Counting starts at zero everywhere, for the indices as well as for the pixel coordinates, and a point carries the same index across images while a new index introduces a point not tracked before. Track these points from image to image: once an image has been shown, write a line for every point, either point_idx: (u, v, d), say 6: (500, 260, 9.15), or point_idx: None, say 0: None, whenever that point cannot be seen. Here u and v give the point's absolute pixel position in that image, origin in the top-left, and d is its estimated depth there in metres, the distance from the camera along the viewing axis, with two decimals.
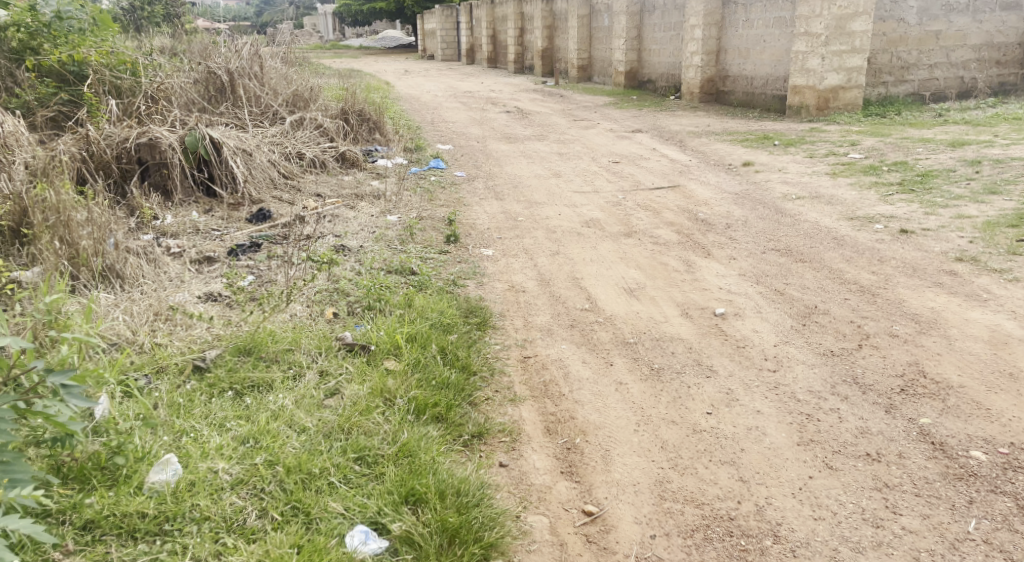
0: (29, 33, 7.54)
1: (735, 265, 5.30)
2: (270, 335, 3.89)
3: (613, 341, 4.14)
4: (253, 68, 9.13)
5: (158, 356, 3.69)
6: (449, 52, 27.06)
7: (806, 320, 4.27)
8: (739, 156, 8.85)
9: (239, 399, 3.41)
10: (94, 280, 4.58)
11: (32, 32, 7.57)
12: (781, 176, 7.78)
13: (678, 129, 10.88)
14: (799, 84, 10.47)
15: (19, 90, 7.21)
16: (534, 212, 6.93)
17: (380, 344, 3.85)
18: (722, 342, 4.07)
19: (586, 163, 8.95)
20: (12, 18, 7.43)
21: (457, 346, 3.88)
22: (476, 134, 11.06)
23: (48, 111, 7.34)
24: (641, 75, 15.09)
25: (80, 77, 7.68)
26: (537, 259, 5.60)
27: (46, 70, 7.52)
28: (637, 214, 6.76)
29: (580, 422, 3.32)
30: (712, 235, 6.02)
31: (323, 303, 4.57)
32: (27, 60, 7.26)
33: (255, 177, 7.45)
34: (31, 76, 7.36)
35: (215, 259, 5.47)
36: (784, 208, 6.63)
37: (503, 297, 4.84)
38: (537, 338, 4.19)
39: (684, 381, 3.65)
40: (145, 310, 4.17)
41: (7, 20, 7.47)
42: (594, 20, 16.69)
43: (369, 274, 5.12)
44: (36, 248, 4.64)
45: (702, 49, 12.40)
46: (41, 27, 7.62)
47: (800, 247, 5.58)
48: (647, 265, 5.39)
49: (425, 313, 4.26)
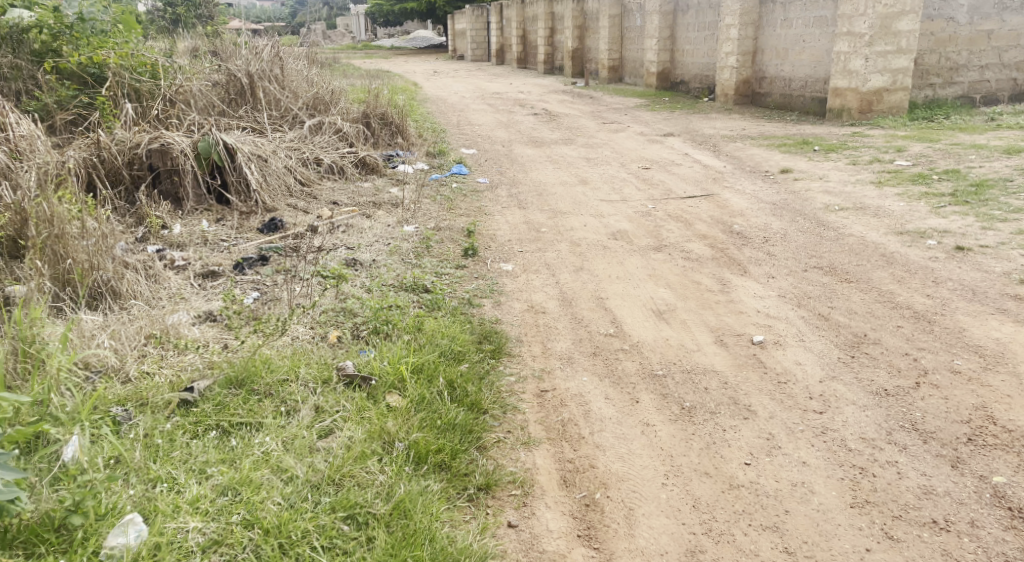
0: (52, 35, 7.40)
1: (774, 284, 4.90)
2: (266, 364, 3.57)
3: (639, 373, 3.76)
4: (273, 70, 8.88)
5: (142, 389, 3.38)
6: (479, 52, 26.77)
7: (855, 351, 3.85)
8: (777, 162, 8.40)
9: (224, 440, 3.09)
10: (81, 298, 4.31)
11: (55, 33, 7.42)
12: (822, 185, 7.34)
13: (712, 132, 10.44)
14: (840, 85, 9.98)
15: (39, 93, 7.02)
16: (559, 222, 6.57)
17: (383, 376, 3.52)
18: (762, 376, 3.67)
19: (614, 169, 8.56)
20: (36, 19, 7.24)
21: (467, 380, 3.53)
22: (502, 138, 10.72)
23: (66, 114, 7.11)
24: (673, 76, 14.65)
25: (100, 80, 7.47)
26: (560, 275, 5.24)
27: (67, 72, 7.38)
28: (668, 225, 6.37)
29: (601, 472, 2.96)
30: (748, 249, 5.62)
31: (327, 326, 4.25)
32: (47, 62, 7.12)
33: (270, 184, 7.15)
34: (50, 78, 7.17)
35: (220, 274, 5.18)
36: (827, 220, 6.20)
37: (521, 319, 4.49)
38: (556, 369, 3.82)
39: (718, 424, 3.26)
40: (136, 333, 3.87)
41: (31, 19, 7.30)
42: (626, 20, 16.27)
43: (379, 292, 4.78)
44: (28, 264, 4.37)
45: (737, 50, 11.93)
46: (63, 29, 7.48)
47: (845, 265, 5.15)
48: (678, 283, 5.00)
49: (434, 339, 3.91)
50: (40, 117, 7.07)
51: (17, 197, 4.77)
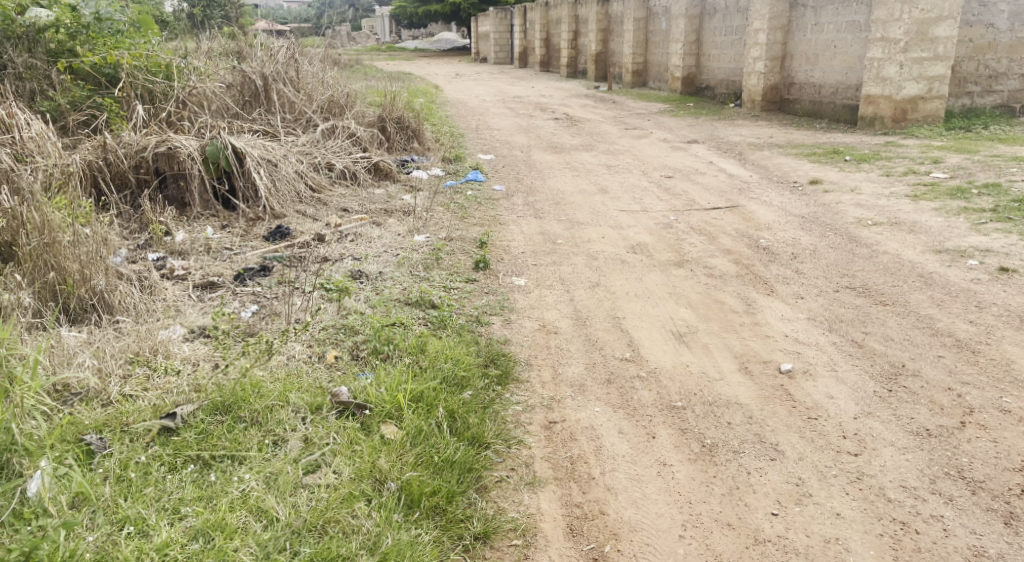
0: (68, 34, 7.18)
1: (804, 306, 4.60)
2: (255, 388, 3.32)
3: (657, 404, 3.48)
4: (288, 72, 8.70)
5: (122, 414, 3.15)
6: (502, 54, 26.56)
7: (892, 384, 3.56)
8: (805, 173, 8.07)
9: (203, 473, 2.85)
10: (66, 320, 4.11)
11: (71, 33, 7.21)
12: (854, 197, 7.01)
13: (738, 140, 10.11)
14: (873, 93, 9.63)
15: (53, 94, 6.82)
16: (576, 233, 6.30)
17: (379, 404, 3.26)
18: (790, 410, 3.38)
19: (635, 178, 8.27)
20: (54, 19, 7.03)
21: (470, 411, 3.27)
22: (521, 143, 10.45)
23: (80, 115, 6.95)
24: (699, 81, 14.31)
25: (113, 80, 7.35)
26: (575, 291, 4.97)
27: (80, 72, 7.22)
28: (690, 238, 6.08)
29: (612, 521, 2.71)
30: (775, 267, 5.31)
31: (325, 345, 4.01)
32: (61, 63, 6.89)
33: (279, 189, 6.92)
34: (65, 79, 6.97)
35: (219, 285, 4.96)
36: (859, 236, 5.88)
37: (531, 340, 4.22)
38: (567, 397, 3.55)
39: (742, 465, 2.97)
40: (121, 351, 3.64)
41: (48, 18, 7.04)
42: (651, 24, 15.95)
43: (382, 308, 4.54)
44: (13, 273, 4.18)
45: (765, 55, 11.58)
46: (80, 29, 7.31)
47: (879, 285, 4.85)
48: (699, 303, 4.71)
49: (437, 363, 3.66)
50: (52, 118, 6.86)
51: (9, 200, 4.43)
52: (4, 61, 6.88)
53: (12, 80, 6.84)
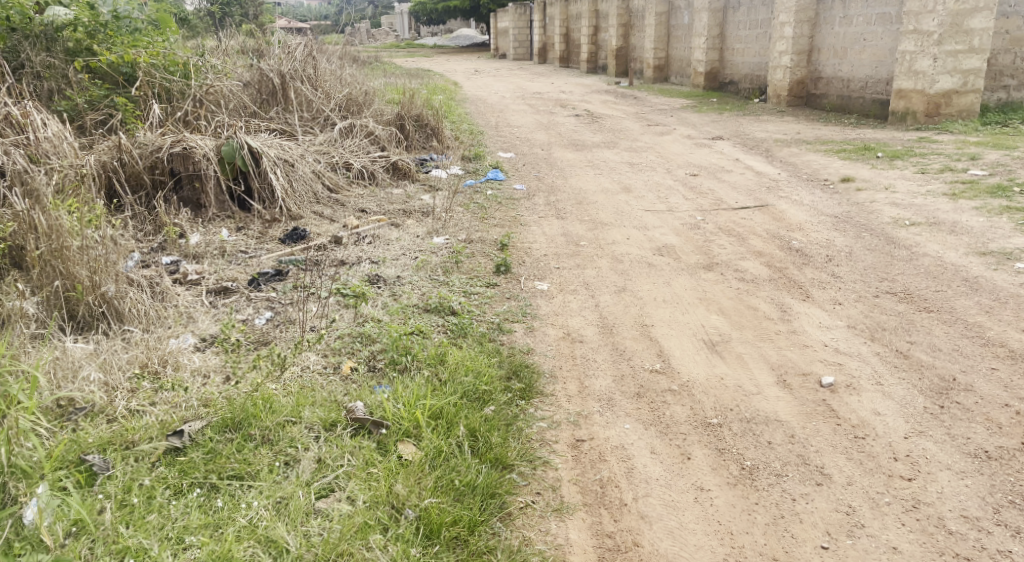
0: (87, 33, 7.07)
1: (842, 312, 4.38)
2: (266, 403, 3.15)
3: (691, 421, 3.27)
4: (306, 70, 8.54)
5: (127, 432, 2.98)
6: (521, 50, 26.32)
7: (944, 399, 3.36)
8: (836, 170, 7.80)
9: (209, 496, 2.69)
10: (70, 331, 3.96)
11: (90, 32, 7.11)
12: (888, 196, 6.75)
13: (765, 136, 9.85)
14: (905, 87, 9.33)
15: (70, 93, 6.70)
16: (599, 234, 6.09)
17: (397, 421, 3.08)
18: (835, 429, 3.18)
19: (659, 176, 8.04)
20: (72, 17, 6.93)
21: (492, 428, 3.09)
22: (541, 141, 10.25)
23: (98, 114, 6.81)
24: (722, 76, 14.02)
25: (130, 80, 7.22)
26: (600, 296, 4.76)
27: (99, 72, 7.09)
28: (718, 239, 5.85)
29: (648, 554, 2.57)
30: (809, 270, 5.09)
31: (340, 355, 3.83)
32: (78, 60, 6.75)
33: (296, 190, 6.76)
34: (83, 78, 6.86)
35: (233, 291, 4.80)
36: (896, 237, 5.63)
37: (556, 349, 4.02)
38: (595, 412, 3.36)
39: (786, 490, 2.80)
40: (128, 362, 3.48)
41: (67, 17, 6.96)
42: (673, 18, 15.67)
43: (400, 316, 4.35)
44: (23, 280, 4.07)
45: (792, 49, 11.28)
46: (98, 27, 7.19)
47: (921, 291, 4.61)
48: (731, 309, 4.49)
49: (457, 376, 3.47)
50: (69, 118, 6.74)
51: (24, 204, 4.28)
52: (22, 60, 6.71)
53: (30, 80, 6.70)
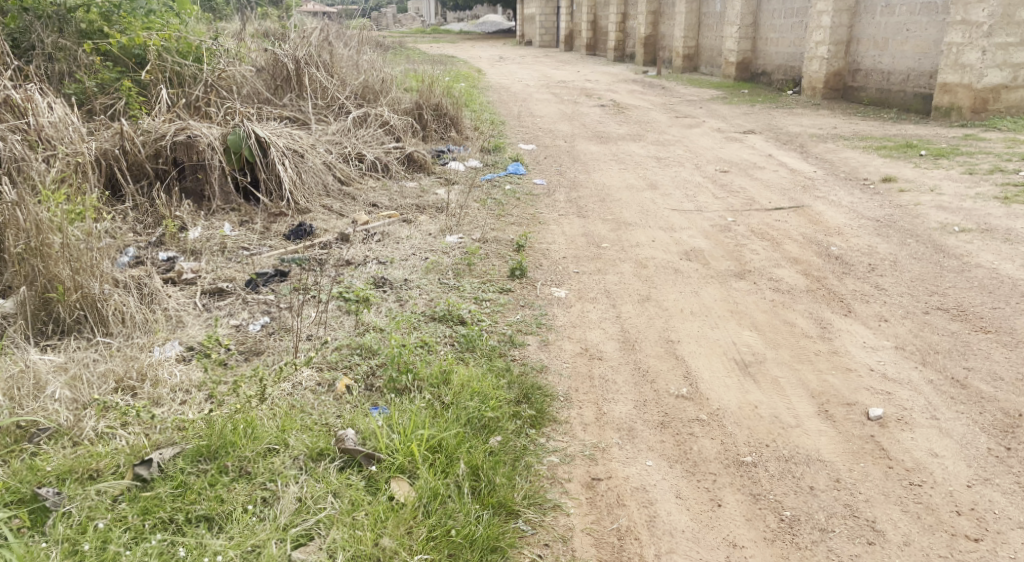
0: (101, 14, 6.79)
1: (888, 330, 3.98)
2: (245, 426, 2.82)
3: (721, 459, 2.93)
4: (321, 56, 8.19)
5: (89, 460, 2.69)
6: (547, 38, 25.89)
7: (1009, 439, 3.00)
8: (877, 169, 7.36)
9: (171, 543, 2.40)
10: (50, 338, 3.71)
11: (104, 14, 6.83)
12: (934, 198, 6.30)
13: (799, 130, 9.39)
14: (950, 81, 8.82)
15: (80, 76, 6.40)
16: (622, 236, 5.71)
17: (390, 454, 2.75)
18: (886, 473, 2.84)
19: (688, 172, 7.64)
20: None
21: (498, 464, 2.78)
22: (565, 132, 9.85)
23: (107, 99, 6.49)
24: (754, 66, 13.51)
25: (141, 63, 6.87)
26: (622, 306, 4.40)
27: (110, 55, 6.81)
28: (750, 243, 5.45)
29: None
30: (851, 280, 4.68)
31: (336, 370, 3.50)
32: (88, 42, 6.47)
33: (305, 182, 6.42)
34: (93, 61, 6.57)
35: (229, 293, 4.49)
36: (944, 244, 5.21)
37: (573, 366, 3.67)
38: (614, 445, 3.02)
39: (833, 551, 2.54)
40: (102, 377, 3.17)
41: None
42: (705, 6, 15.16)
43: (404, 325, 4.01)
44: (13, 276, 3.85)
45: (829, 39, 10.76)
46: (113, 9, 6.87)
47: (976, 307, 4.21)
48: (766, 325, 4.10)
49: (461, 400, 3.13)
50: (79, 101, 6.44)
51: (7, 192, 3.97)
52: (33, 42, 6.49)
53: (41, 61, 6.46)
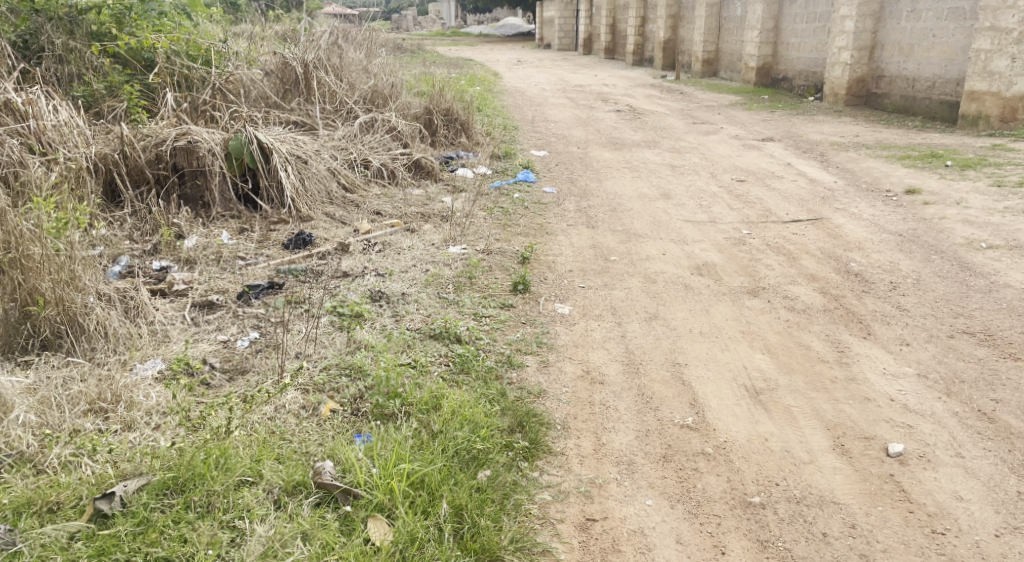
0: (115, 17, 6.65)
1: (910, 355, 3.75)
2: (218, 456, 2.64)
3: (726, 500, 2.73)
4: (331, 60, 8.04)
5: (48, 493, 2.53)
6: (566, 41, 25.66)
7: None
8: (900, 179, 7.10)
9: None
10: (28, 354, 3.56)
11: (118, 16, 6.68)
12: (959, 212, 6.04)
13: (819, 138, 9.13)
14: (977, 89, 8.53)
15: (89, 78, 6.23)
16: (632, 248, 5.50)
17: (369, 491, 2.60)
18: (905, 519, 2.64)
19: (703, 181, 7.41)
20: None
21: (484, 504, 2.62)
22: (578, 138, 9.64)
23: (116, 101, 6.29)
24: (775, 72, 13.24)
25: (150, 66, 6.74)
26: (627, 325, 4.19)
27: (118, 58, 6.69)
28: (766, 257, 5.22)
29: None
30: (870, 299, 4.45)
31: (322, 393, 3.32)
32: (97, 44, 6.31)
33: (308, 189, 6.25)
34: (102, 63, 6.40)
35: (220, 306, 4.32)
36: (971, 262, 4.95)
37: (572, 391, 3.47)
38: (611, 481, 2.84)
39: None
40: (73, 400, 3.00)
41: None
42: (726, 10, 14.90)
43: (398, 343, 3.83)
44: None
45: (852, 44, 10.48)
46: (125, 10, 6.73)
47: (1005, 332, 3.96)
48: (779, 347, 3.87)
49: (449, 428, 2.95)
50: (86, 104, 6.25)
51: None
52: (43, 44, 6.30)
53: (51, 64, 6.28)
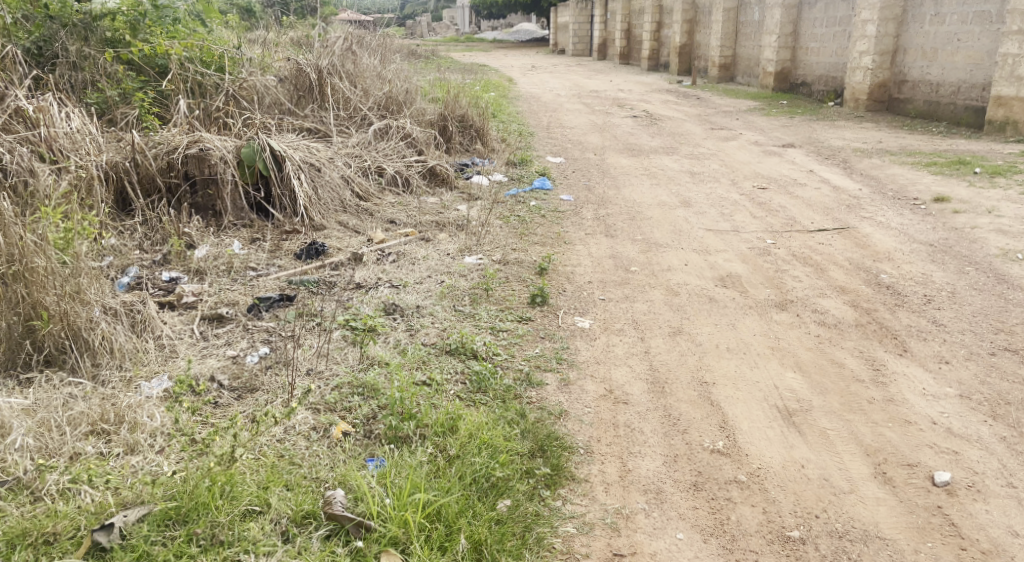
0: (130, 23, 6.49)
1: (950, 374, 3.56)
2: (223, 484, 2.50)
3: (762, 535, 2.59)
4: (345, 66, 7.92)
5: (44, 524, 2.39)
6: (580, 47, 25.49)
7: None
8: (927, 187, 6.89)
9: None
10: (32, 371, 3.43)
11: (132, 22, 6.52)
12: (991, 221, 5.84)
13: (841, 144, 8.94)
14: (1005, 94, 8.31)
15: (102, 85, 6.13)
16: (653, 258, 5.34)
17: (383, 523, 2.47)
18: (958, 556, 2.51)
19: (724, 188, 7.23)
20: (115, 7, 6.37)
21: (504, 539, 2.49)
22: (595, 145, 9.47)
23: (129, 108, 6.18)
24: (794, 77, 13.03)
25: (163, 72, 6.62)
26: (651, 340, 4.02)
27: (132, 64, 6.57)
28: (791, 268, 5.04)
29: None
30: (904, 313, 4.26)
31: (333, 413, 3.17)
32: (111, 51, 6.20)
33: (321, 198, 6.11)
34: (116, 69, 6.29)
35: (231, 320, 4.18)
36: (1007, 274, 4.76)
37: (595, 411, 3.30)
38: (639, 512, 2.69)
39: None
40: (73, 422, 2.87)
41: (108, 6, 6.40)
42: (743, 14, 14.70)
43: (414, 359, 3.67)
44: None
45: (874, 49, 10.26)
46: (140, 16, 6.57)
47: None
48: (811, 364, 3.70)
49: (467, 453, 2.80)
50: (100, 111, 6.17)
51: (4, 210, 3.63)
52: (56, 51, 6.20)
53: (65, 70, 6.19)
